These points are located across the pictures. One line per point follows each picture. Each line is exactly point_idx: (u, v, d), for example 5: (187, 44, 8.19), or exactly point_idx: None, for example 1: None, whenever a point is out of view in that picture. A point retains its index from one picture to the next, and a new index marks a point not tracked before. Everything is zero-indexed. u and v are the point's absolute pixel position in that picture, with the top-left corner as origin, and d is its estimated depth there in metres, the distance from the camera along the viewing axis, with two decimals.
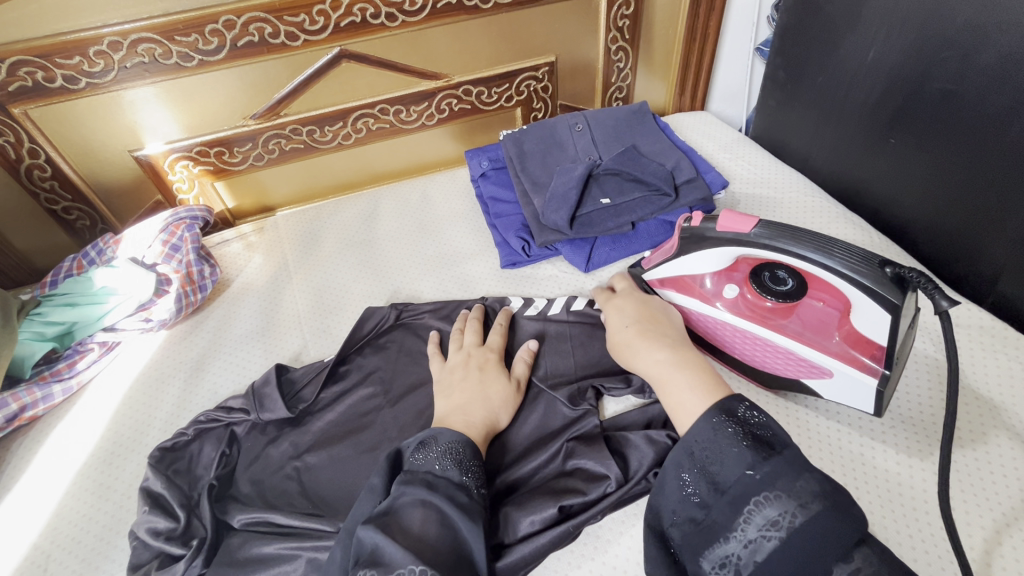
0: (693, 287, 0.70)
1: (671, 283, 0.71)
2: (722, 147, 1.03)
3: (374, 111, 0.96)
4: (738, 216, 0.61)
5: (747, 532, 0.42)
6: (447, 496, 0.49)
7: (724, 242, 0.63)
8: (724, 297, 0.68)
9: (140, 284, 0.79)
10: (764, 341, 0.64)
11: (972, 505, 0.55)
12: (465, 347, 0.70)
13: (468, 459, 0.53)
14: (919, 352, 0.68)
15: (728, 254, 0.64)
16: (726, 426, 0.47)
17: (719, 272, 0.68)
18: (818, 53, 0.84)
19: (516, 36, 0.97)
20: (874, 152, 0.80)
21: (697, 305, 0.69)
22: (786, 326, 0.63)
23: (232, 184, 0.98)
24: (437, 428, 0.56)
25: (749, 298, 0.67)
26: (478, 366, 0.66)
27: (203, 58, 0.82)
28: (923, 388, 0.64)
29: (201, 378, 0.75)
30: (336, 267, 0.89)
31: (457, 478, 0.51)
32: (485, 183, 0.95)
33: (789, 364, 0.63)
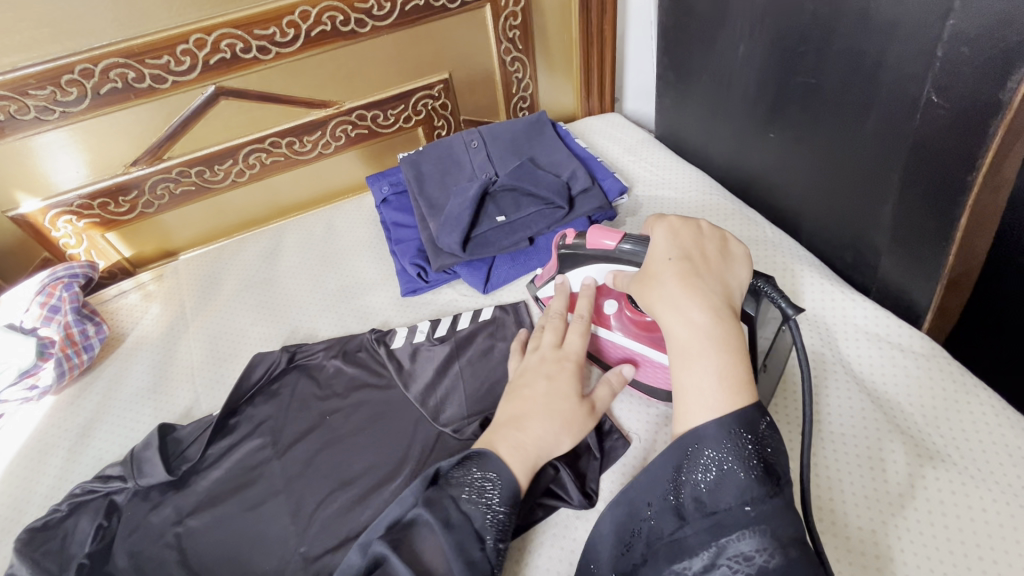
0: (578, 306, 0.68)
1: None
2: (626, 150, 1.02)
3: (265, 145, 0.94)
4: (602, 231, 0.60)
5: (715, 559, 0.41)
6: (457, 542, 0.46)
7: (596, 258, 0.62)
8: (606, 316, 0.66)
9: (19, 351, 0.76)
10: (647, 359, 0.63)
11: (852, 505, 0.55)
12: (542, 347, 0.62)
13: (503, 500, 0.50)
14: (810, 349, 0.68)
15: (601, 271, 0.63)
16: (745, 444, 0.42)
17: (600, 291, 0.67)
18: (698, 51, 0.83)
19: (404, 56, 0.95)
20: (759, 147, 0.80)
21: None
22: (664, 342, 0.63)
23: (125, 233, 0.95)
24: (490, 453, 0.52)
25: (629, 315, 0.65)
26: (547, 374, 0.58)
27: (64, 110, 0.79)
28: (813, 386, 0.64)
29: (85, 446, 0.72)
30: (234, 310, 0.87)
31: (477, 520, 0.48)
32: (386, 209, 0.93)
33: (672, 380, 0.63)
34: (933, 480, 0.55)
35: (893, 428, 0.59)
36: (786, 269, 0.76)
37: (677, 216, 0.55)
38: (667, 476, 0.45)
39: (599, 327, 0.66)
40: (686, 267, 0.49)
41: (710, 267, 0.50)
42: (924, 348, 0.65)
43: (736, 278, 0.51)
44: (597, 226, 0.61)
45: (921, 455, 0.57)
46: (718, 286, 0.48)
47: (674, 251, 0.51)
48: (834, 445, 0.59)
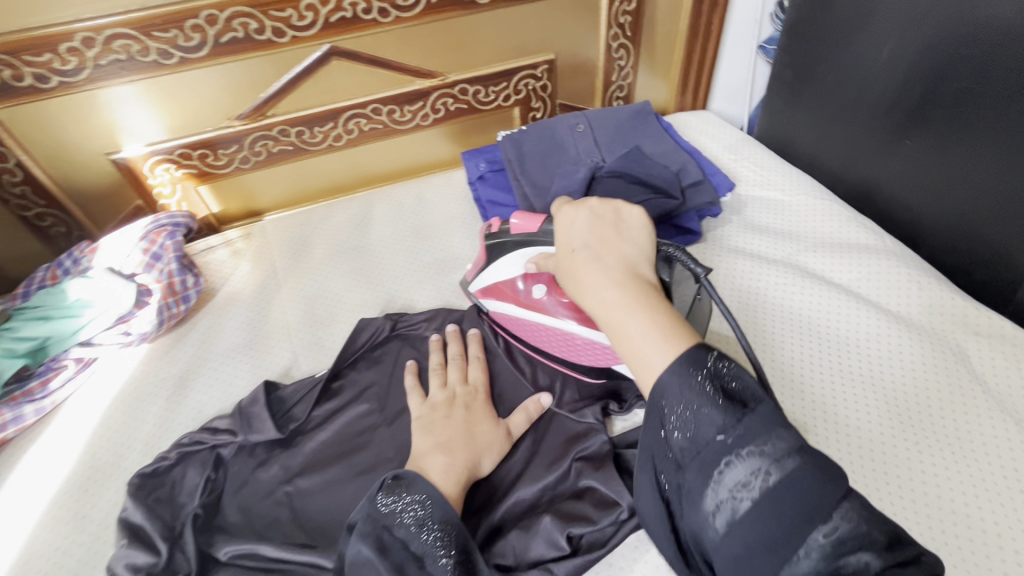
0: (506, 293, 0.68)
1: (490, 292, 0.69)
2: (725, 148, 1.00)
3: (367, 111, 0.92)
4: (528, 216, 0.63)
5: (718, 494, 0.37)
6: (396, 566, 0.45)
7: (522, 244, 0.64)
8: (534, 300, 0.65)
9: (118, 296, 0.74)
10: (575, 335, 0.63)
11: (956, 492, 0.56)
12: (449, 384, 0.64)
13: (434, 520, 0.48)
14: (903, 334, 0.70)
15: (524, 258, 0.64)
16: (700, 381, 0.39)
17: (525, 275, 0.65)
18: (828, 50, 0.81)
19: (514, 33, 0.93)
20: (887, 153, 0.78)
21: (514, 309, 0.67)
22: (582, 318, 0.62)
23: (217, 188, 0.93)
24: (416, 476, 0.51)
25: (556, 295, 0.64)
26: (464, 405, 0.61)
27: (183, 55, 0.77)
28: (907, 370, 0.66)
29: (184, 396, 0.70)
30: (327, 274, 0.85)
31: (419, 543, 0.47)
32: (483, 186, 0.92)
33: (596, 355, 0.62)
34: (970, 436, 0.60)
35: (922, 388, 0.64)
36: (910, 280, 0.74)
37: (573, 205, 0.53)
38: (655, 440, 0.41)
39: (526, 313, 0.66)
40: (594, 252, 0.48)
41: (610, 245, 0.48)
42: None
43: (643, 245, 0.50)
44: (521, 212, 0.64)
45: (952, 413, 0.62)
46: (618, 261, 0.47)
47: (586, 240, 0.49)
48: (870, 411, 0.63)
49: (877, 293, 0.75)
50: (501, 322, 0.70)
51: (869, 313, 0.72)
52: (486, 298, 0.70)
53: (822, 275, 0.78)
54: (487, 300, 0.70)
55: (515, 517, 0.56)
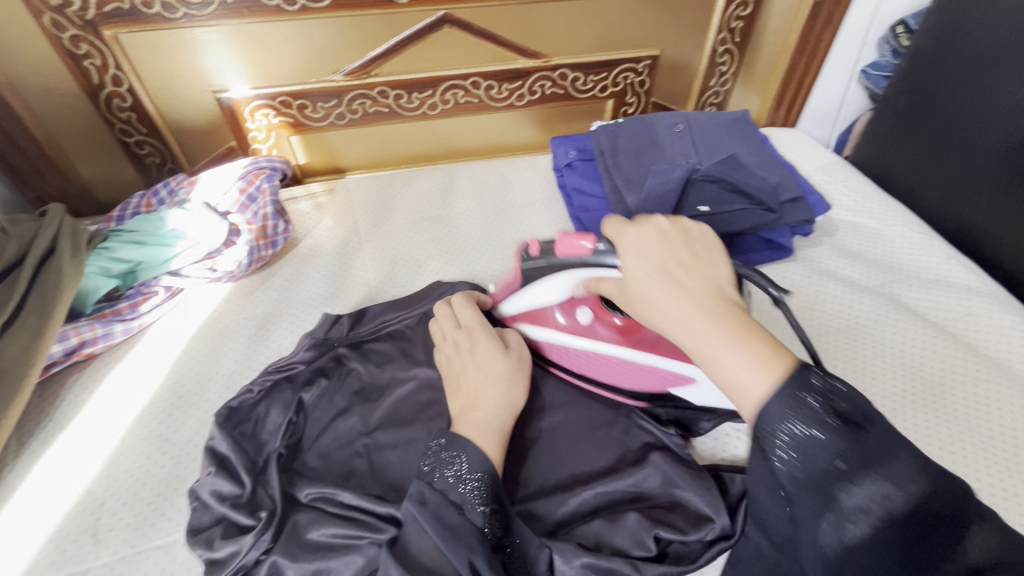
0: (542, 318, 0.66)
1: (525, 317, 0.67)
2: (820, 169, 0.97)
3: (466, 83, 0.92)
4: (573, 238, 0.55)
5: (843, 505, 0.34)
6: (433, 515, 0.47)
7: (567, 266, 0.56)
8: (579, 325, 0.64)
9: (210, 231, 0.75)
10: (623, 362, 0.62)
11: None
12: (447, 334, 0.64)
13: (472, 475, 0.50)
14: (1016, 388, 0.66)
15: (569, 283, 0.58)
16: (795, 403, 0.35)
17: (567, 304, 0.64)
18: (957, 81, 0.79)
19: (625, 25, 0.92)
20: (997, 199, 0.76)
21: (552, 334, 0.65)
22: (640, 342, 0.62)
23: (308, 140, 0.94)
24: (455, 436, 0.53)
25: (588, 320, 0.64)
26: (467, 351, 0.61)
27: (306, 3, 0.78)
28: (1021, 423, 0.63)
29: (267, 338, 0.71)
30: (409, 238, 0.85)
31: (453, 496, 0.49)
32: (571, 174, 0.91)
33: (647, 379, 0.62)
34: None
35: (1014, 428, 0.63)
36: (1012, 329, 0.72)
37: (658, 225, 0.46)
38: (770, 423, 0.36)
39: (595, 342, 0.63)
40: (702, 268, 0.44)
41: (689, 266, 0.43)
42: None
43: (719, 268, 0.44)
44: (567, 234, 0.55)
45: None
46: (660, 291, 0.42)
47: (655, 265, 0.44)
48: (965, 447, 0.61)
49: (973, 334, 0.72)
50: (540, 349, 0.67)
51: (960, 349, 0.70)
52: (518, 323, 0.67)
53: (915, 308, 0.76)
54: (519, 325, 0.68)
55: (599, 507, 0.55)
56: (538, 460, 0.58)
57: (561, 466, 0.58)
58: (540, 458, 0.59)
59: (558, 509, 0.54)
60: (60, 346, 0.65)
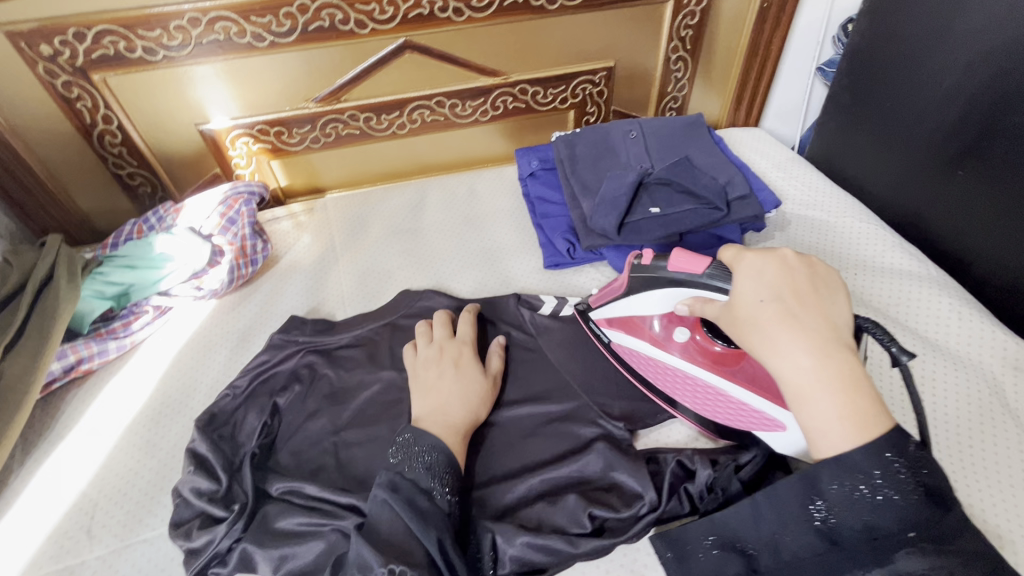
0: (640, 328, 0.67)
1: (618, 323, 0.69)
2: (775, 166, 1.01)
3: (431, 103, 0.98)
4: (689, 256, 0.59)
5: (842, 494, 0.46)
6: (405, 501, 0.52)
7: (676, 281, 0.61)
8: (672, 341, 0.65)
9: (195, 253, 0.82)
10: (715, 389, 0.62)
11: (973, 505, 0.58)
12: (437, 341, 0.70)
13: (440, 466, 0.56)
14: (950, 368, 0.69)
15: (672, 298, 0.62)
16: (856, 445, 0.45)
17: (669, 316, 0.66)
18: (890, 76, 0.82)
19: (578, 40, 0.97)
20: (936, 185, 0.79)
21: (644, 346, 0.66)
22: (732, 372, 0.61)
23: (288, 164, 1.00)
24: (421, 432, 0.58)
25: (698, 342, 0.64)
26: (452, 361, 0.67)
27: (274, 39, 0.84)
28: (953, 400, 0.66)
29: (247, 348, 0.77)
30: (381, 252, 0.91)
31: (423, 484, 0.54)
32: (533, 183, 0.96)
33: (737, 416, 0.60)
34: (997, 457, 0.61)
35: (947, 406, 0.66)
36: (951, 310, 0.75)
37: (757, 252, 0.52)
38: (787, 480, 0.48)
39: (665, 353, 0.65)
40: (785, 305, 0.48)
41: (807, 303, 0.48)
42: None
43: (841, 313, 0.49)
44: (685, 251, 0.60)
45: (972, 433, 0.63)
46: (818, 321, 0.47)
47: (766, 291, 0.49)
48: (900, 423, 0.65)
49: (915, 318, 0.75)
50: (622, 356, 0.69)
51: (902, 333, 0.73)
52: (609, 328, 0.69)
53: (860, 294, 0.79)
54: (611, 331, 0.69)
55: (544, 492, 0.59)
56: (489, 451, 0.63)
57: (512, 456, 0.63)
58: (492, 450, 0.63)
59: (506, 494, 0.59)
60: (58, 363, 0.72)
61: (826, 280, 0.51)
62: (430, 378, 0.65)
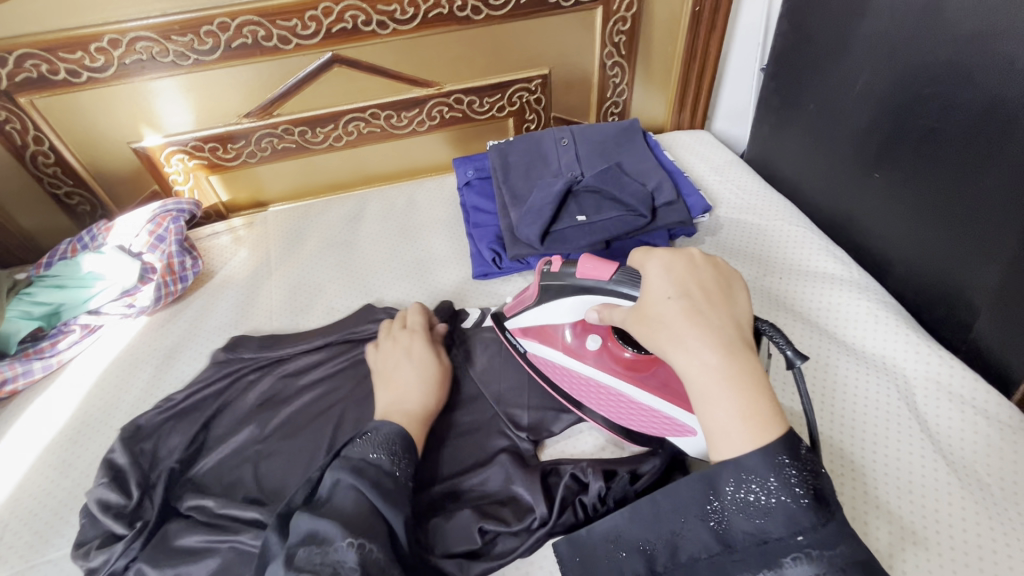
0: (552, 337, 0.66)
1: (533, 333, 0.68)
2: (712, 169, 1.01)
3: (366, 115, 0.98)
4: (597, 261, 0.58)
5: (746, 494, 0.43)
6: (372, 483, 0.51)
7: (585, 288, 0.59)
8: (585, 350, 0.65)
9: (124, 271, 0.82)
10: (629, 397, 0.62)
11: (873, 510, 0.57)
12: (394, 332, 0.71)
13: (404, 454, 0.55)
14: (865, 369, 0.68)
15: (585, 305, 0.61)
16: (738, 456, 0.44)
17: (579, 325, 0.66)
18: (812, 78, 0.82)
19: (510, 49, 0.97)
20: (858, 187, 0.78)
21: (559, 356, 0.66)
22: (641, 378, 0.62)
23: (228, 178, 1.01)
24: (386, 422, 0.57)
25: (609, 349, 0.64)
26: (405, 350, 0.68)
27: (198, 57, 0.85)
28: (866, 401, 0.65)
29: (171, 366, 0.78)
30: (315, 265, 0.92)
31: (387, 467, 0.53)
32: (468, 192, 0.96)
33: (651, 422, 0.61)
34: (905, 460, 0.60)
35: (858, 407, 0.65)
36: (868, 315, 0.74)
37: (668, 249, 0.52)
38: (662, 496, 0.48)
39: (581, 362, 0.64)
40: (690, 304, 0.47)
41: (715, 303, 0.48)
42: (1011, 419, 0.62)
43: (742, 311, 0.49)
44: (592, 257, 0.58)
45: (880, 435, 0.62)
46: (723, 321, 0.47)
47: (673, 289, 0.49)
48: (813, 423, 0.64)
49: (836, 321, 0.74)
50: (539, 365, 0.68)
51: (820, 336, 0.73)
52: (526, 339, 0.68)
53: (785, 297, 0.78)
54: (526, 340, 0.68)
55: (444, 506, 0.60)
56: None
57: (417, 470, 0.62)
58: None
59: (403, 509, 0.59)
60: None
61: (731, 281, 0.51)
62: (387, 367, 0.67)
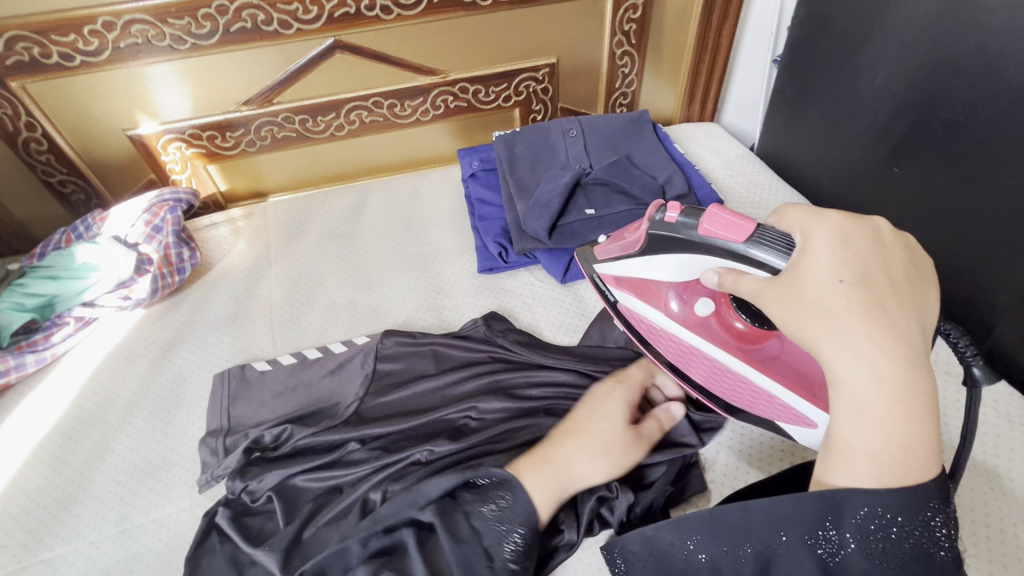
0: (654, 295, 0.63)
1: (628, 286, 0.64)
2: (723, 163, 0.98)
3: (368, 103, 0.96)
4: (731, 216, 0.49)
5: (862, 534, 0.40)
6: (463, 557, 0.49)
7: (712, 246, 0.51)
8: (692, 316, 0.61)
9: (120, 262, 0.80)
10: (731, 371, 0.58)
11: None
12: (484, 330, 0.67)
13: (516, 515, 0.51)
14: None
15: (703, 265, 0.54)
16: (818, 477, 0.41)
17: (688, 288, 0.62)
18: (829, 69, 0.79)
19: (517, 37, 0.95)
20: (875, 181, 0.76)
21: (658, 317, 0.62)
22: (752, 353, 0.58)
23: (226, 168, 0.99)
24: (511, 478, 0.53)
25: (716, 317, 0.61)
26: None
27: (196, 42, 0.82)
28: None
29: (168, 361, 0.76)
30: (315, 257, 0.89)
31: (486, 541, 0.50)
32: (473, 184, 0.93)
33: (754, 400, 0.58)
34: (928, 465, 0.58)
35: None
36: None
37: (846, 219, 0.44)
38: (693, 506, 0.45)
39: (679, 328, 0.61)
40: (868, 294, 0.40)
41: (896, 296, 0.40)
42: None
43: (928, 312, 0.41)
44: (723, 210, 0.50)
45: None
46: (906, 320, 0.39)
47: (845, 271, 0.41)
48: None
49: None
50: (629, 318, 0.66)
51: None
52: (619, 289, 0.65)
53: None
54: (618, 290, 0.66)
55: None
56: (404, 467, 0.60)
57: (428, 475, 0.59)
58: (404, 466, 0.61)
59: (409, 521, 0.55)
60: None
61: (915, 269, 0.43)
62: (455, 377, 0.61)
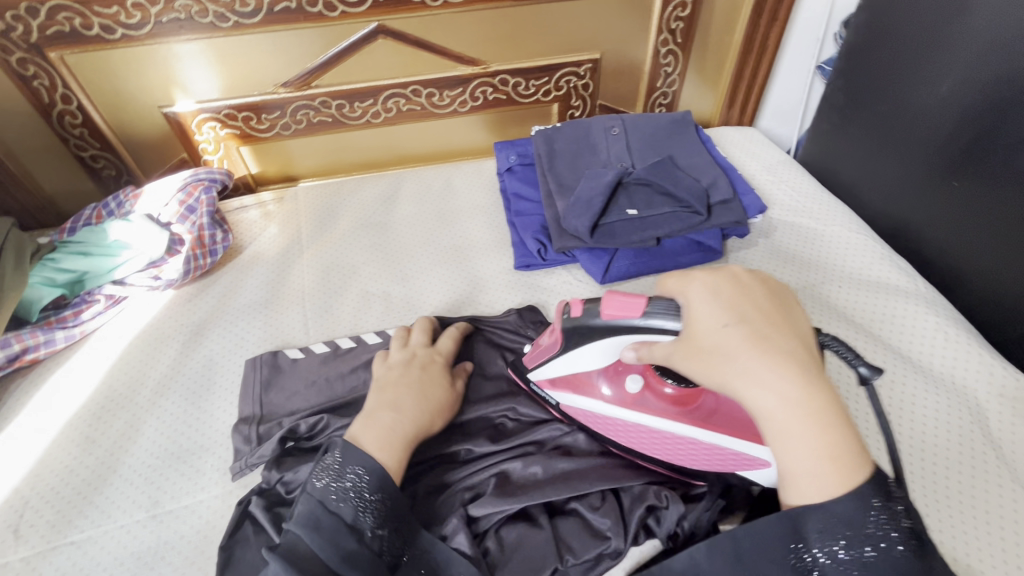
0: (585, 386, 0.59)
1: (562, 383, 0.60)
2: (765, 168, 0.96)
3: (407, 91, 0.94)
4: (622, 300, 0.50)
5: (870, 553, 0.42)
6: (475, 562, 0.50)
7: (616, 330, 0.52)
8: (628, 395, 0.58)
9: (153, 241, 0.79)
10: (687, 437, 0.56)
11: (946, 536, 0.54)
12: (414, 348, 0.65)
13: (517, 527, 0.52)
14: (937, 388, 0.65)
15: (614, 345, 0.54)
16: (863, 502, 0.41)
17: (614, 368, 0.59)
18: (887, 77, 0.77)
19: (562, 30, 0.93)
20: (928, 195, 0.75)
21: (596, 405, 0.59)
22: (693, 414, 0.56)
23: (258, 150, 0.97)
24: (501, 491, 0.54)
25: (651, 387, 0.58)
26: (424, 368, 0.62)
27: (239, 20, 0.81)
28: (945, 419, 0.63)
29: (199, 344, 0.74)
30: (348, 245, 0.88)
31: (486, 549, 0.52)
32: (510, 178, 0.91)
33: (714, 460, 0.55)
34: (983, 486, 0.57)
35: (930, 424, 0.63)
36: (938, 331, 0.70)
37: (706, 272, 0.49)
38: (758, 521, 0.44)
39: (627, 410, 0.57)
40: (749, 329, 0.45)
41: (772, 322, 0.46)
42: None
43: (802, 327, 0.47)
44: (615, 295, 0.51)
45: (954, 451, 0.60)
46: (791, 342, 0.45)
47: (726, 315, 0.46)
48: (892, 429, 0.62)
49: (902, 336, 0.71)
50: (574, 417, 0.61)
51: (888, 353, 0.69)
52: (555, 390, 0.60)
53: (847, 310, 0.74)
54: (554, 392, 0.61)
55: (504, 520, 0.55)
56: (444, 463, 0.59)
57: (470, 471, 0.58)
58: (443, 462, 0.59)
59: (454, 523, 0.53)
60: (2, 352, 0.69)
61: (776, 295, 0.49)
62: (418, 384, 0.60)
